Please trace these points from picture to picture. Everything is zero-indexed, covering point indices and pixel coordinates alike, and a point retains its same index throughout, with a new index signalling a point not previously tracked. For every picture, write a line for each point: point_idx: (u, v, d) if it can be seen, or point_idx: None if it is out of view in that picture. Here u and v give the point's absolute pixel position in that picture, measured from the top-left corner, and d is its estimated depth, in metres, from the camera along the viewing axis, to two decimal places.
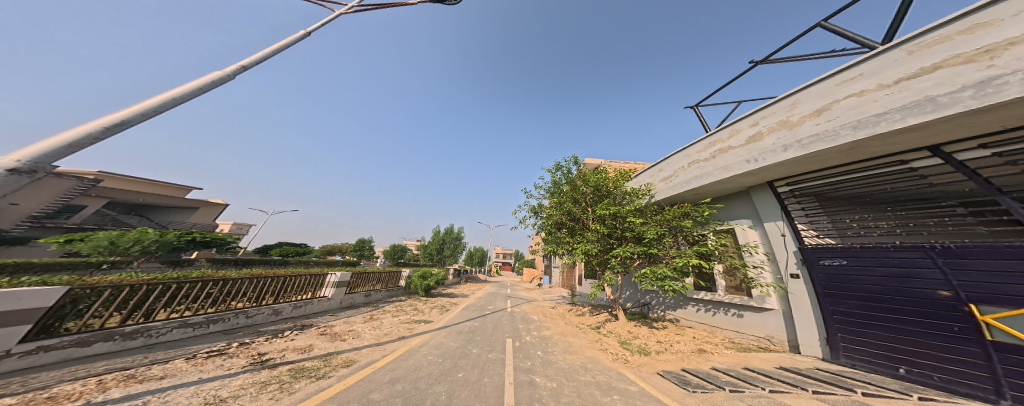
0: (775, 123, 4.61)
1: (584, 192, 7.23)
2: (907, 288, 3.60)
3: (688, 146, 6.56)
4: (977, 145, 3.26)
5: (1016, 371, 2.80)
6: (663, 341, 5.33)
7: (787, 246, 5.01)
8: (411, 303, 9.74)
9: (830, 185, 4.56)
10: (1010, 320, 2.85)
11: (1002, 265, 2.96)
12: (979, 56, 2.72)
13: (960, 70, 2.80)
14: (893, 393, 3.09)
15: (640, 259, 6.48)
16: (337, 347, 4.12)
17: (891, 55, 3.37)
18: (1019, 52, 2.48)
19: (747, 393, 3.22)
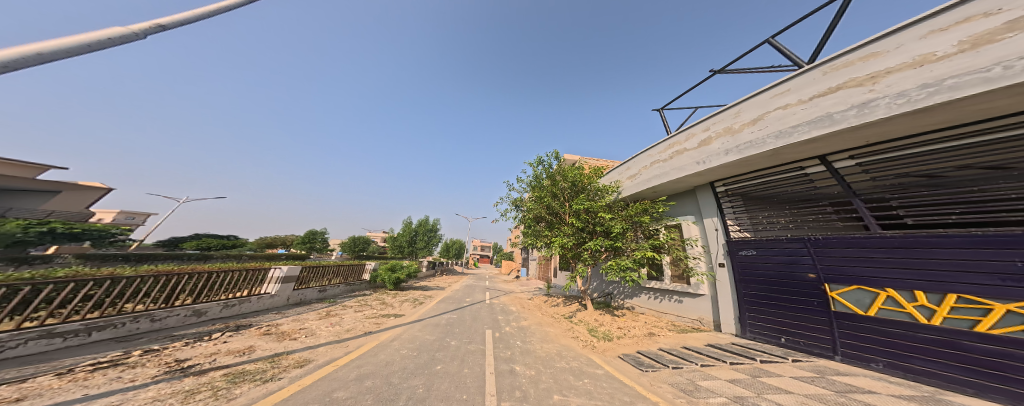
0: (722, 129, 5.20)
1: (563, 187, 7.46)
2: (793, 272, 4.42)
3: (652, 147, 7.12)
4: (848, 156, 4.03)
5: (846, 333, 3.72)
6: (623, 327, 5.86)
7: (718, 240, 5.85)
8: (375, 296, 9.25)
9: (750, 187, 5.41)
10: (847, 295, 3.76)
11: (850, 253, 3.78)
12: (866, 81, 3.30)
13: (853, 92, 3.39)
14: (776, 357, 3.88)
15: (608, 252, 6.93)
16: (285, 346, 3.73)
17: (811, 74, 3.94)
18: (892, 80, 3.06)
19: (685, 368, 3.72)
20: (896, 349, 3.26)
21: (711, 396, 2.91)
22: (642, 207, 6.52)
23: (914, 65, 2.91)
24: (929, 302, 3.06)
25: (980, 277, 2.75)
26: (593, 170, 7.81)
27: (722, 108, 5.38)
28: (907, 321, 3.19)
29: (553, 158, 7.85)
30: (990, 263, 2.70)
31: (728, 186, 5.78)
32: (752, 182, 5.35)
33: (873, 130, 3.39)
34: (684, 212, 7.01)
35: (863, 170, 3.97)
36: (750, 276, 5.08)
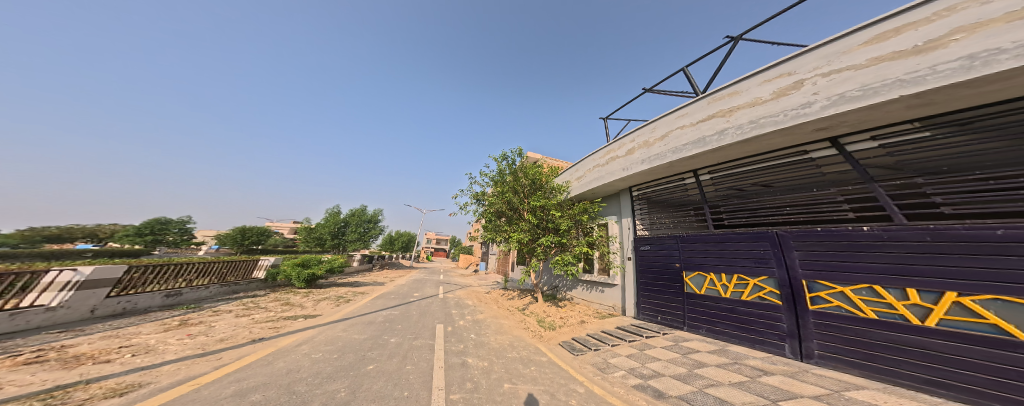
0: (641, 143, 5.99)
1: (523, 184, 7.53)
2: (667, 263, 5.60)
3: (594, 154, 7.80)
4: (703, 171, 5.30)
5: (690, 310, 4.96)
6: (563, 317, 6.36)
7: (629, 237, 6.79)
8: (273, 297, 7.34)
9: (651, 193, 6.49)
10: (693, 278, 5.04)
11: (696, 246, 5.05)
12: (725, 114, 4.28)
13: (718, 121, 4.35)
14: (654, 332, 4.92)
15: (556, 248, 7.38)
16: (98, 369, 2.49)
17: (697, 103, 4.80)
18: (739, 115, 4.06)
19: (602, 350, 4.27)
20: (711, 317, 4.61)
21: (617, 372, 3.47)
22: (583, 208, 7.15)
23: (751, 105, 3.94)
24: (726, 281, 4.49)
25: (749, 260, 4.20)
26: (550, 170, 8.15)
27: (642, 125, 6.17)
28: (717, 296, 4.60)
29: (519, 154, 7.84)
30: (752, 251, 4.18)
31: (640, 191, 6.76)
32: (652, 189, 6.43)
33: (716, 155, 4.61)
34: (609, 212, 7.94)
35: (709, 184, 5.32)
36: (645, 267, 6.13)
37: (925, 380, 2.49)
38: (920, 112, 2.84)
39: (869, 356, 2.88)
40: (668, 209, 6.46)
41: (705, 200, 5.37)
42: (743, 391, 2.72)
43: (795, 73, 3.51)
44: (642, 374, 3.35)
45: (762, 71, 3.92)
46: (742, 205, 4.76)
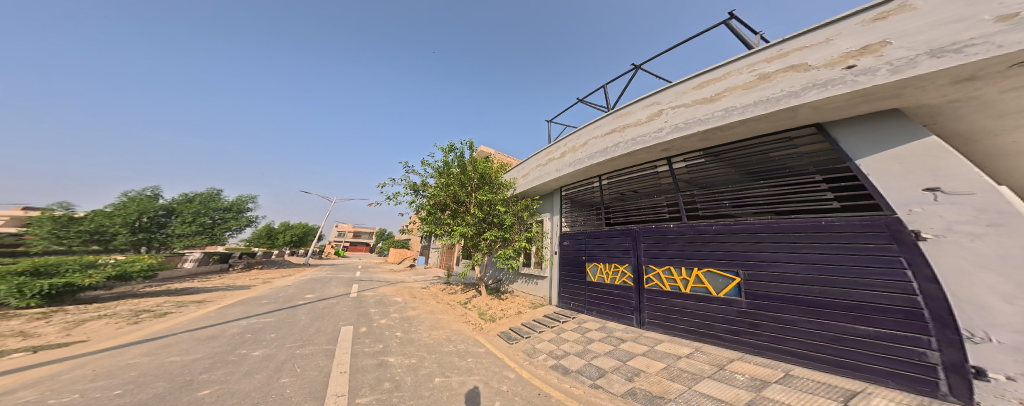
0: (567, 149, 6.71)
1: (471, 178, 7.19)
2: (579, 255, 6.31)
3: (536, 154, 8.20)
4: (602, 176, 6.29)
5: (589, 295, 5.75)
6: (504, 308, 6.39)
7: (556, 232, 7.33)
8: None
9: (573, 193, 7.22)
10: (591, 267, 5.87)
11: (592, 238, 6.01)
12: (621, 130, 5.21)
13: (615, 135, 5.28)
14: (563, 317, 5.45)
15: (502, 242, 7.34)
16: None
17: (605, 119, 5.71)
18: (629, 132, 5.00)
19: (530, 338, 4.46)
20: (601, 299, 5.46)
21: (541, 356, 3.73)
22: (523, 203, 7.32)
23: (635, 124, 4.90)
24: (607, 268, 5.46)
25: (619, 251, 5.29)
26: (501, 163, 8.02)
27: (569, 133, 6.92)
28: (602, 282, 5.48)
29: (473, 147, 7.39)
30: (620, 244, 5.30)
31: (567, 191, 7.35)
32: (575, 190, 7.11)
33: (613, 163, 5.52)
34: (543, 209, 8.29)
35: (604, 188, 6.35)
36: (566, 259, 6.71)
37: (687, 326, 3.92)
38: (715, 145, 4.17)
39: (666, 316, 4.19)
40: (584, 208, 7.27)
41: (602, 202, 6.39)
42: (624, 362, 3.36)
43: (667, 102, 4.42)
44: (556, 354, 3.76)
45: (644, 98, 4.91)
46: (619, 205, 5.91)
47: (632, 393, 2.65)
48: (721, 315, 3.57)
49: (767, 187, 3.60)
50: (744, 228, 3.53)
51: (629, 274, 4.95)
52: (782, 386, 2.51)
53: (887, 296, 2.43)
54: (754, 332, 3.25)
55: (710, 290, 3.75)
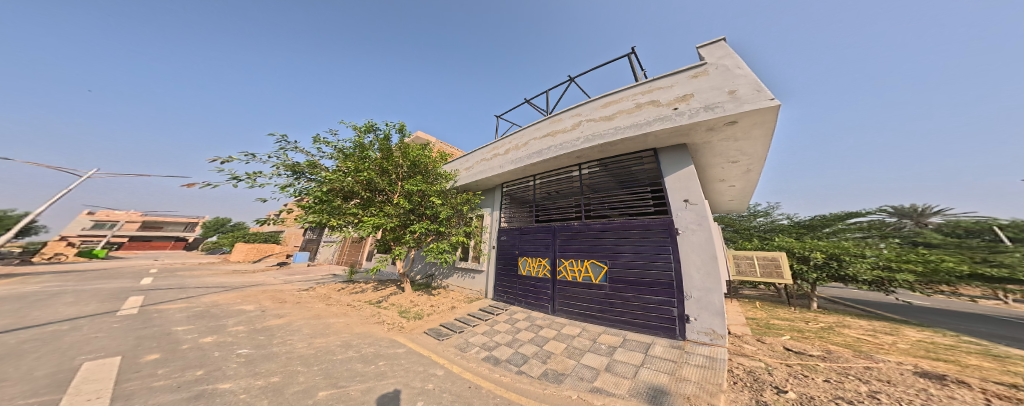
0: (508, 148, 6.95)
1: (399, 165, 6.54)
2: (512, 249, 6.67)
3: (481, 149, 8.11)
4: (536, 176, 6.82)
5: (520, 289, 6.13)
6: (434, 304, 6.12)
7: (495, 226, 7.48)
8: None
9: (511, 190, 7.52)
10: (520, 261, 6.33)
11: (521, 234, 6.53)
12: (554, 134, 5.75)
13: (549, 138, 5.78)
14: (499, 310, 5.70)
15: (431, 235, 6.98)
16: None
17: (542, 123, 6.19)
18: (560, 136, 5.57)
19: (461, 332, 4.43)
20: (529, 293, 5.90)
21: (472, 349, 3.78)
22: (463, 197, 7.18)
23: (565, 130, 5.50)
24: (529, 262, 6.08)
25: (541, 246, 5.93)
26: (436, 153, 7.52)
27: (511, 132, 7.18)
28: (526, 274, 6.08)
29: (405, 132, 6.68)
30: (543, 240, 5.96)
31: (508, 188, 7.59)
32: (515, 187, 7.41)
33: (546, 164, 6.04)
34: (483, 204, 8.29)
35: (536, 187, 6.88)
36: (501, 253, 6.96)
37: (579, 309, 4.96)
38: (623, 158, 5.16)
39: (566, 302, 5.17)
40: (520, 205, 7.66)
41: (534, 200, 6.95)
42: (542, 346, 3.80)
43: (589, 114, 5.22)
44: (488, 346, 3.88)
45: (573, 108, 5.55)
46: (545, 205, 6.60)
47: (545, 375, 3.02)
48: (595, 297, 4.78)
49: (629, 197, 4.98)
50: (612, 226, 4.81)
51: (548, 266, 5.67)
52: (625, 349, 3.64)
53: (666, 276, 4.14)
54: (612, 309, 4.55)
55: (591, 277, 4.92)
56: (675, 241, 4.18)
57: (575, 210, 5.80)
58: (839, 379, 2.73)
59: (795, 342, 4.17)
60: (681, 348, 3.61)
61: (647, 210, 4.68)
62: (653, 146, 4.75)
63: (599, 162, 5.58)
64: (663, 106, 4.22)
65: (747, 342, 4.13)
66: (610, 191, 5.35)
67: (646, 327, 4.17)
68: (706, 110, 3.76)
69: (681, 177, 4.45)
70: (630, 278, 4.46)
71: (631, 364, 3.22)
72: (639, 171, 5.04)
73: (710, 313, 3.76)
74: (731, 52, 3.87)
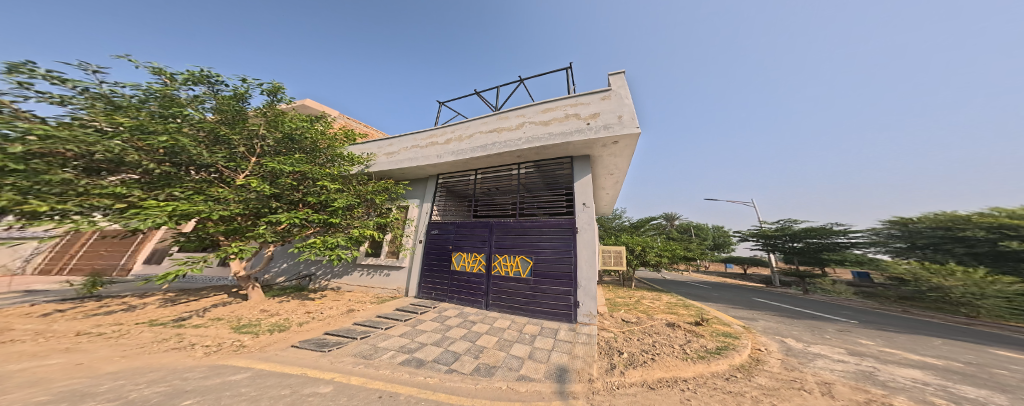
0: (449, 138, 6.51)
1: (262, 132, 5.08)
2: (439, 244, 6.41)
3: (415, 133, 7.27)
4: (478, 171, 6.70)
5: (450, 284, 5.93)
6: (313, 311, 4.95)
7: (425, 219, 6.92)
8: None
9: (448, 181, 7.13)
10: (454, 255, 6.10)
11: (457, 228, 6.31)
12: (498, 131, 5.79)
13: (494, 135, 5.79)
14: (424, 307, 5.35)
15: (303, 229, 5.36)
16: None
17: (486, 119, 6.14)
18: (504, 134, 5.65)
19: (369, 336, 3.86)
20: (458, 287, 5.83)
21: (386, 354, 3.36)
22: (383, 185, 6.37)
23: (509, 130, 5.64)
24: (463, 256, 5.98)
25: (478, 242, 5.88)
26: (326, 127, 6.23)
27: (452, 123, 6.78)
28: (456, 269, 5.96)
29: (282, 97, 5.26)
30: (480, 235, 5.93)
31: (445, 179, 7.15)
32: (455, 179, 7.06)
33: (490, 159, 6.00)
34: (413, 196, 7.55)
35: (478, 182, 6.81)
36: (431, 249, 6.50)
37: (510, 302, 5.20)
38: (553, 163, 5.74)
39: (499, 296, 5.32)
40: (458, 199, 7.30)
41: (473, 194, 6.80)
42: (466, 340, 3.83)
43: (531, 117, 5.48)
44: (410, 349, 3.53)
45: (517, 109, 5.76)
46: (484, 200, 6.58)
47: (477, 370, 2.95)
48: (522, 290, 5.12)
49: (552, 197, 5.55)
50: (536, 225, 5.33)
51: (483, 262, 5.68)
52: (543, 336, 4.05)
53: (567, 268, 4.86)
54: (535, 300, 4.97)
55: (519, 269, 5.26)
56: (575, 236, 4.98)
57: (511, 207, 5.99)
58: (641, 339, 4.06)
59: (626, 313, 5.85)
60: (573, 329, 4.29)
61: (561, 210, 5.36)
62: (571, 154, 5.49)
63: (534, 163, 6.00)
64: (580, 120, 4.94)
65: (608, 318, 5.40)
66: (540, 192, 5.87)
67: (554, 314, 4.76)
68: (605, 129, 4.66)
69: (584, 184, 5.34)
70: (549, 271, 4.98)
71: (546, 350, 3.58)
72: (560, 175, 5.69)
73: (588, 297, 4.66)
74: (625, 84, 4.88)
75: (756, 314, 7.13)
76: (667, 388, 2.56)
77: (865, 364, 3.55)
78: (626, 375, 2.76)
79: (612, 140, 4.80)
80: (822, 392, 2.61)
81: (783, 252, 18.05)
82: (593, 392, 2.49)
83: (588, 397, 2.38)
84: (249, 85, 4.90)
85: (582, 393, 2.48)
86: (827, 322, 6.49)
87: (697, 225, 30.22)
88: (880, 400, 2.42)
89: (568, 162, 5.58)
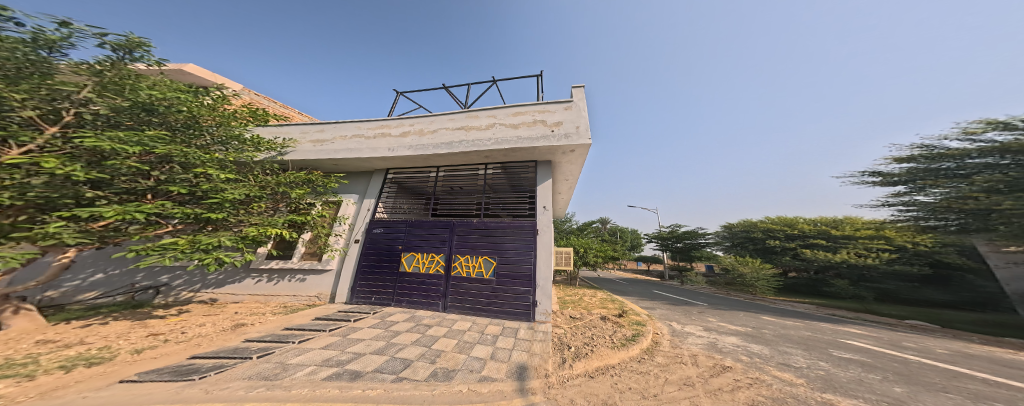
0: (407, 131, 6.02)
1: (119, 98, 3.55)
2: (383, 244, 5.84)
3: (362, 120, 6.47)
4: (440, 168, 6.35)
5: (400, 287, 5.45)
6: (172, 329, 3.61)
7: (364, 218, 6.18)
8: None
9: (405, 177, 6.60)
10: (407, 256, 5.61)
11: (411, 226, 5.85)
12: (464, 129, 5.66)
13: (459, 133, 5.63)
14: (362, 314, 4.72)
15: (147, 226, 4.02)
16: None
17: (451, 115, 5.93)
18: (471, 133, 5.56)
19: (277, 352, 2.81)
20: (407, 289, 5.41)
21: (301, 370, 2.36)
22: (303, 177, 5.53)
23: (477, 129, 5.58)
24: (418, 256, 5.58)
25: (437, 242, 5.57)
26: (218, 102, 4.97)
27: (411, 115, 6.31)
28: (409, 270, 5.51)
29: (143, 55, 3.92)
30: (440, 235, 5.62)
31: (396, 174, 6.60)
32: (407, 176, 6.58)
33: (455, 158, 5.79)
34: (350, 191, 6.69)
35: (438, 180, 6.47)
36: (371, 249, 5.86)
37: (471, 303, 5.08)
38: (519, 166, 5.89)
39: (459, 298, 5.14)
40: (410, 197, 6.95)
41: (433, 192, 6.44)
42: (419, 345, 3.46)
43: (502, 119, 5.52)
44: (340, 361, 2.64)
45: (485, 109, 5.75)
46: (445, 199, 6.33)
47: (434, 375, 2.55)
48: (484, 291, 5.06)
49: (516, 199, 5.68)
50: (499, 226, 5.37)
51: (442, 262, 5.41)
52: (505, 337, 4.05)
53: (527, 268, 5.01)
54: (497, 301, 4.96)
55: (482, 269, 5.20)
56: (535, 237, 5.18)
57: (475, 207, 5.91)
58: (584, 332, 4.42)
59: (573, 310, 6.32)
60: (531, 327, 4.41)
61: (523, 212, 5.55)
62: (535, 158, 5.73)
63: (501, 165, 6.04)
64: (546, 126, 5.20)
65: (559, 315, 5.73)
66: (504, 193, 5.93)
67: (514, 314, 4.82)
68: (565, 138, 4.99)
69: (544, 187, 5.58)
70: (510, 271, 5.07)
71: (508, 349, 3.59)
72: (524, 178, 5.89)
73: (544, 296, 4.84)
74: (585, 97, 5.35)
75: (648, 302, 8.77)
76: (604, 375, 2.88)
77: (707, 335, 4.86)
78: (573, 367, 2.96)
79: (569, 148, 5.16)
80: (696, 362, 3.38)
81: (671, 251, 22.86)
82: (549, 386, 2.55)
83: (546, 392, 2.41)
84: (71, 29, 3.22)
85: (540, 388, 2.49)
86: (691, 305, 8.53)
87: (622, 229, 34.72)
88: (722, 364, 3.30)
89: (532, 165, 5.80)
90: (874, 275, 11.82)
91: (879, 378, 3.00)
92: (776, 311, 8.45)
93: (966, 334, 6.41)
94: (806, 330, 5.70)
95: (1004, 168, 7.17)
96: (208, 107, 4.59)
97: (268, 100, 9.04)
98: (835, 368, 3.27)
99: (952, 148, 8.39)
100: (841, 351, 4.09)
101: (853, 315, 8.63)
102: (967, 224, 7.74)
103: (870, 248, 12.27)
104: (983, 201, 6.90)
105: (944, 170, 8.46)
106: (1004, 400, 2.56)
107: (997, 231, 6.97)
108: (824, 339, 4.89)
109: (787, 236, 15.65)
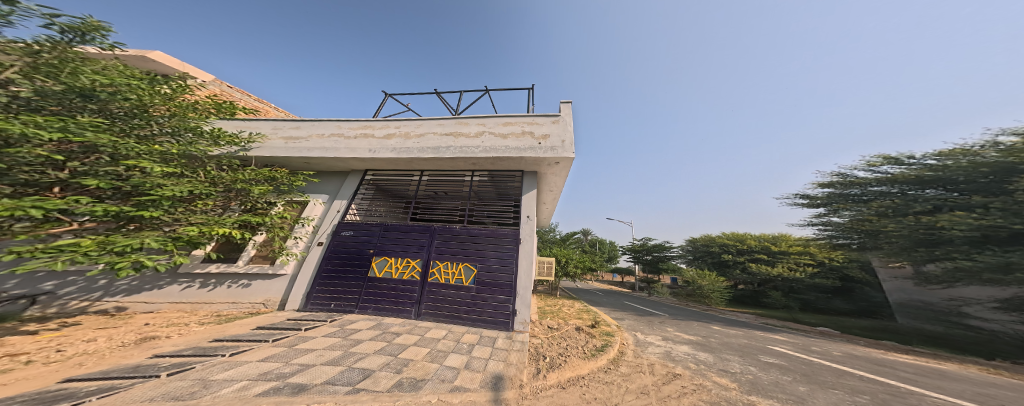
0: (392, 134, 5.88)
1: (40, 76, 3.15)
2: (352, 249, 5.52)
3: (343, 119, 6.20)
4: (422, 172, 6.27)
5: (368, 292, 5.16)
6: (62, 347, 3.06)
7: (332, 220, 5.83)
8: None
9: (383, 180, 6.36)
10: (380, 261, 5.36)
11: (387, 230, 5.65)
12: (452, 135, 5.68)
13: (446, 138, 5.64)
14: (316, 322, 4.36)
15: (41, 222, 3.30)
16: None
17: (440, 121, 5.92)
18: (460, 140, 5.58)
19: (197, 367, 2.46)
20: (374, 296, 5.12)
21: (227, 386, 2.11)
22: (266, 174, 5.14)
23: (464, 136, 5.62)
24: (389, 262, 5.35)
25: (413, 247, 5.40)
26: (177, 92, 4.46)
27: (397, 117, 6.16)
28: (382, 276, 5.25)
29: (96, 39, 3.58)
30: (417, 240, 5.47)
31: (374, 176, 6.38)
32: (386, 178, 6.37)
33: (439, 162, 5.75)
34: (321, 191, 6.31)
35: (421, 184, 6.34)
36: (336, 253, 5.51)
37: (448, 311, 4.93)
38: (501, 176, 5.99)
39: (435, 305, 4.98)
40: (389, 199, 6.66)
41: (414, 196, 6.30)
42: (379, 354, 3.27)
43: (492, 128, 5.64)
44: (280, 374, 2.42)
45: (475, 117, 5.81)
46: (427, 203, 6.20)
47: (399, 385, 2.45)
48: (462, 299, 4.96)
49: (501, 207, 5.79)
50: (479, 233, 5.38)
51: (418, 268, 5.24)
52: (478, 345, 3.99)
53: (507, 277, 5.02)
54: (476, 309, 4.87)
55: (461, 277, 5.11)
56: (517, 245, 5.24)
57: (458, 213, 5.86)
58: (559, 343, 4.48)
59: (549, 321, 6.37)
60: (509, 337, 4.38)
61: (507, 220, 5.62)
62: (522, 168, 5.88)
63: (489, 173, 6.11)
64: (534, 138, 5.39)
65: (537, 326, 5.73)
66: (490, 201, 5.99)
67: (492, 322, 4.76)
68: (550, 151, 5.22)
69: (528, 197, 5.71)
70: (490, 279, 5.04)
71: (484, 359, 3.54)
72: (510, 186, 6.00)
73: (524, 306, 4.85)
74: (571, 113, 5.65)
75: (618, 313, 9.13)
76: (575, 386, 2.95)
77: (664, 344, 5.18)
78: (545, 377, 2.99)
79: (554, 160, 5.36)
80: (653, 370, 3.59)
81: (641, 263, 24.26)
82: (522, 397, 2.55)
83: (519, 403, 2.41)
84: (14, 7, 3.03)
85: (514, 399, 2.48)
86: (655, 316, 9.06)
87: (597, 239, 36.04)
88: (674, 372, 3.55)
89: (518, 176, 5.93)
90: (800, 287, 13.52)
91: (789, 379, 3.41)
92: (723, 321, 9.28)
93: (857, 338, 7.56)
94: (743, 337, 6.32)
95: (895, 196, 8.74)
96: (162, 95, 4.13)
97: (240, 93, 8.42)
98: (761, 372, 3.66)
99: (858, 177, 9.95)
100: (767, 356, 4.59)
101: (780, 323, 9.71)
102: (865, 243, 9.29)
103: (798, 263, 14.11)
104: (876, 223, 8.38)
105: (852, 195, 10.01)
106: (874, 393, 3.07)
107: (883, 249, 8.39)
108: (755, 345, 5.45)
109: (737, 251, 17.35)
